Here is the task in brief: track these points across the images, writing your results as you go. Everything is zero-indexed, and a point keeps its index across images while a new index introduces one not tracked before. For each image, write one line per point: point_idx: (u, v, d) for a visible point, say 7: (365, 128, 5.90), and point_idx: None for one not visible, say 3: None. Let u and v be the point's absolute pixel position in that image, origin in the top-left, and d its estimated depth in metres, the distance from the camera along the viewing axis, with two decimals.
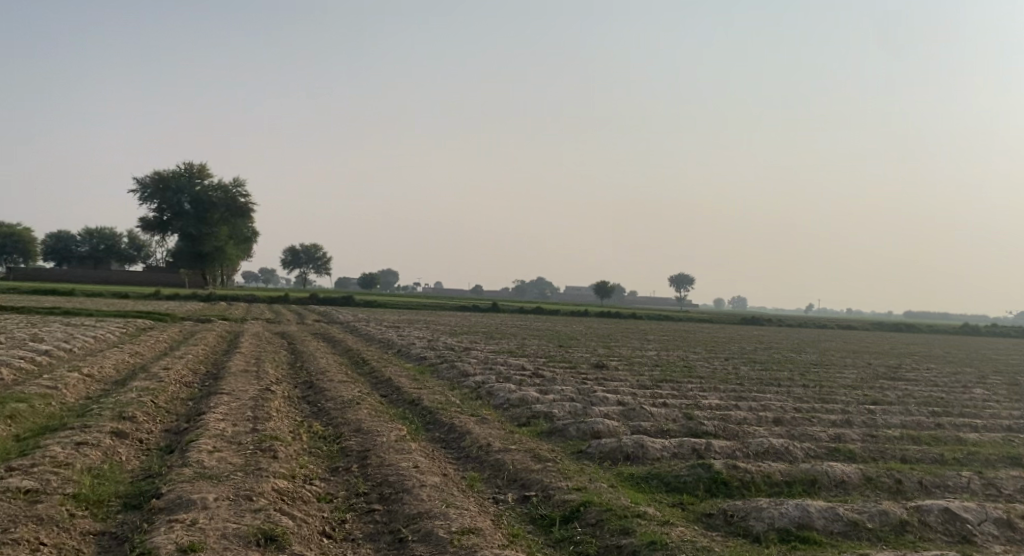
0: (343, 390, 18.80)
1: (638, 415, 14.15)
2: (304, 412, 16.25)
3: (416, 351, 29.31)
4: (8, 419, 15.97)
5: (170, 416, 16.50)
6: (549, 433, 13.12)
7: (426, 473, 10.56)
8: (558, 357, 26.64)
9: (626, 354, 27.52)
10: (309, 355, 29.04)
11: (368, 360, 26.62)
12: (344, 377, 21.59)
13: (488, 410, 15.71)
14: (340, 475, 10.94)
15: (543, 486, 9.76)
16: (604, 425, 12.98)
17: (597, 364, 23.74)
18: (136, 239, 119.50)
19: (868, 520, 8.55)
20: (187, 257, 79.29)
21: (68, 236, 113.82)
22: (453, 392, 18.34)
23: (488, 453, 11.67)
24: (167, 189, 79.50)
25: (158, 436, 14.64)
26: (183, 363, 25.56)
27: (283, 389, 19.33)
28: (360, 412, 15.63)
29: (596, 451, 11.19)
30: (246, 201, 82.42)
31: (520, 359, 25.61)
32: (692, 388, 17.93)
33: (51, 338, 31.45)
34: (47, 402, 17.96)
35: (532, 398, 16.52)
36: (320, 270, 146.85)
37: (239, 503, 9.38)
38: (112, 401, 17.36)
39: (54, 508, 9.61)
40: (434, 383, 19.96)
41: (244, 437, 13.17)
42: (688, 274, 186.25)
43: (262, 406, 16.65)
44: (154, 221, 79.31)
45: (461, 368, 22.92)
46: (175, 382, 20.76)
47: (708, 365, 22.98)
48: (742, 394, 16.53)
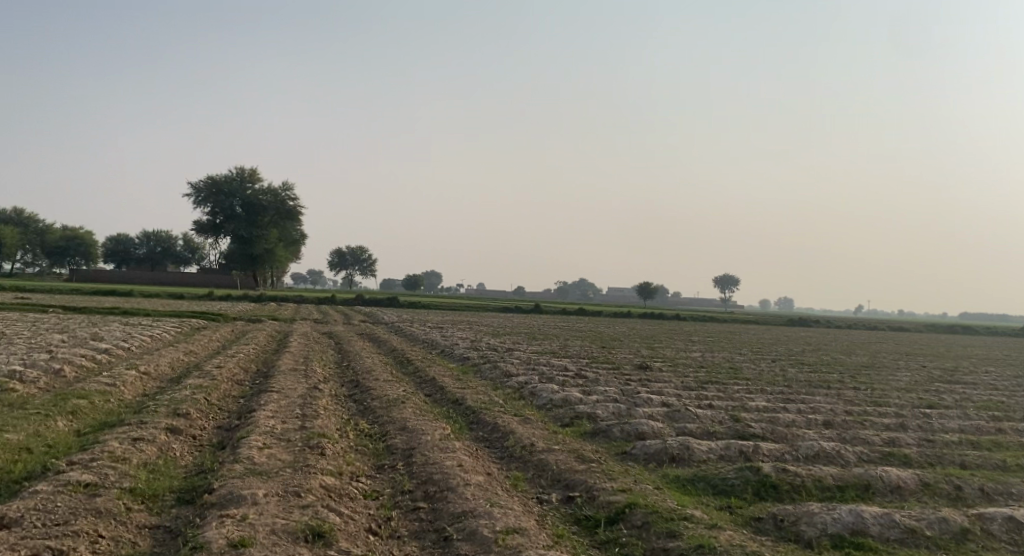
0: (389, 389, 18.87)
1: (683, 417, 13.95)
2: (350, 411, 16.34)
3: (460, 351, 29.34)
4: (69, 415, 16.38)
5: (222, 413, 16.73)
6: (594, 434, 13.00)
7: (470, 472, 10.51)
8: (602, 358, 26.47)
9: (671, 356, 27.20)
10: (355, 355, 29.26)
11: (413, 360, 26.72)
12: (389, 376, 21.67)
13: (532, 410, 15.63)
14: (386, 473, 10.93)
15: (588, 486, 9.64)
16: (649, 426, 12.81)
17: (642, 365, 23.52)
18: (190, 241, 121.89)
19: (926, 527, 8.28)
20: (238, 259, 80.64)
21: (125, 238, 116.57)
22: (496, 392, 18.29)
23: (533, 452, 11.59)
24: (219, 194, 80.89)
25: (210, 432, 14.84)
26: (233, 362, 25.93)
27: (329, 387, 19.48)
28: (405, 411, 15.66)
29: (642, 452, 11.04)
30: (295, 204, 83.52)
31: (563, 360, 25.49)
32: (739, 390, 17.64)
33: (109, 336, 32.20)
34: (104, 399, 18.35)
35: (576, 399, 16.40)
36: (366, 271, 148.28)
37: (288, 499, 9.41)
38: (167, 398, 17.67)
39: (111, 501, 9.76)
40: (478, 383, 19.93)
41: (293, 434, 13.26)
42: (734, 276, 184.09)
43: (310, 404, 16.78)
44: (207, 225, 80.77)
45: (504, 368, 22.87)
46: (226, 381, 21.05)
47: (755, 367, 22.60)
48: (791, 396, 16.21)
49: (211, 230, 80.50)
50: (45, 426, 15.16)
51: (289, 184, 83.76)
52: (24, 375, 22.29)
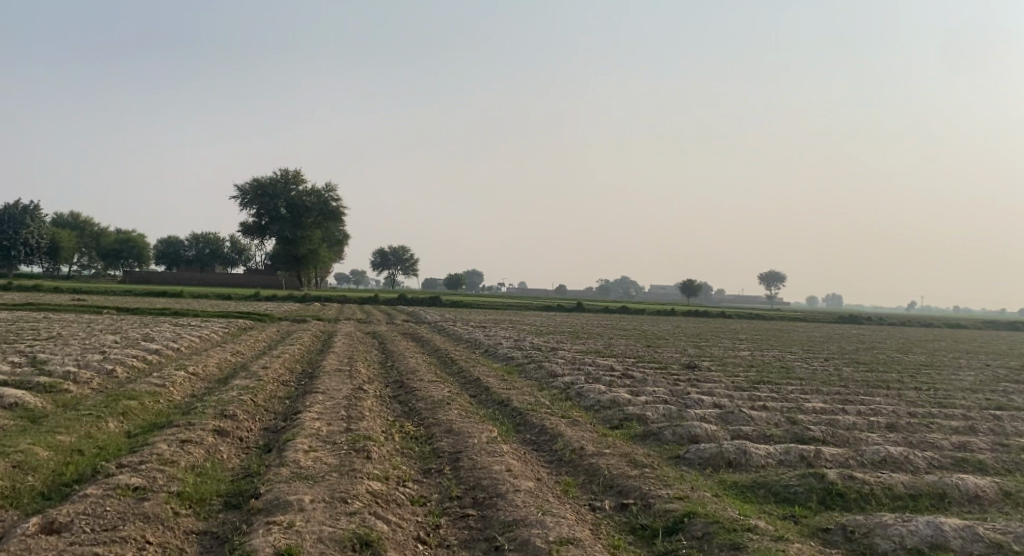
0: (433, 390, 18.66)
1: (736, 419, 13.51)
2: (395, 412, 16.16)
3: (504, 351, 29.12)
4: (120, 416, 16.49)
5: (268, 415, 16.66)
6: (644, 437, 12.64)
7: (520, 477, 10.23)
8: (648, 357, 25.98)
9: (719, 355, 26.60)
10: (399, 355, 29.18)
11: (457, 360, 26.49)
12: (433, 377, 21.49)
13: (580, 412, 15.29)
14: (433, 477, 10.71)
15: (642, 493, 9.30)
16: (702, 429, 12.42)
17: (689, 364, 23.02)
18: (237, 243, 123.56)
19: (1012, 542, 7.80)
20: (283, 260, 81.43)
21: (175, 240, 118.63)
22: (542, 393, 17.96)
23: (583, 456, 11.28)
24: (264, 195, 81.66)
25: (256, 434, 14.76)
26: (279, 362, 25.98)
27: (374, 388, 19.35)
28: (450, 412, 15.42)
29: (696, 456, 10.67)
30: (338, 205, 84.14)
31: (609, 359, 25.05)
32: (794, 390, 17.08)
33: (159, 337, 32.63)
34: (155, 400, 18.47)
35: (624, 400, 16.01)
36: (408, 271, 149.05)
37: (335, 505, 9.21)
38: (215, 399, 17.71)
39: (160, 506, 9.65)
40: (523, 384, 19.63)
41: (338, 436, 13.10)
42: (780, 273, 181.44)
43: (355, 405, 16.64)
44: (253, 226, 81.62)
45: (549, 368, 22.52)
46: (273, 381, 21.07)
47: (808, 366, 21.96)
48: (849, 397, 15.64)
49: (257, 231, 81.38)
50: (96, 427, 15.26)
51: (332, 186, 84.33)
52: (77, 375, 22.59)
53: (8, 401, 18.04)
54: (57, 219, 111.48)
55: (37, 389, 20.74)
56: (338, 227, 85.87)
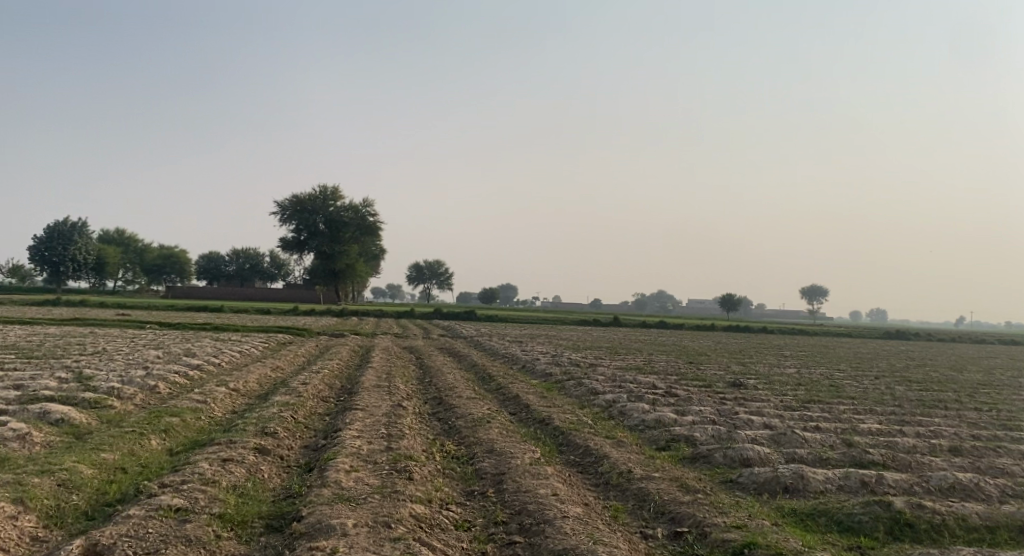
0: (473, 407, 18.39)
1: (789, 442, 13.11)
2: (435, 430, 15.93)
3: (543, 367, 28.81)
4: (162, 433, 16.47)
5: (309, 432, 16.55)
6: (693, 459, 12.32)
7: (567, 502, 9.92)
8: (691, 374, 25.49)
9: (762, 372, 26.04)
10: (437, 370, 29.02)
11: (494, 376, 26.23)
12: (472, 393, 21.26)
13: (625, 432, 14.94)
14: (477, 501, 10.43)
15: (697, 521, 9.08)
16: (754, 452, 12.11)
17: (734, 382, 22.52)
18: (276, 258, 124.83)
19: None
20: (322, 274, 81.95)
21: (217, 256, 120.24)
22: (584, 411, 17.63)
23: (631, 480, 10.93)
24: (303, 211, 82.27)
25: (297, 452, 14.61)
26: (318, 377, 25.93)
27: (413, 405, 19.15)
28: (491, 431, 15.15)
29: (750, 481, 10.52)
30: (376, 220, 84.60)
31: (650, 377, 24.60)
32: (845, 410, 16.57)
33: (201, 352, 32.85)
34: (197, 417, 18.46)
35: (670, 420, 15.63)
36: (443, 285, 149.31)
37: (379, 531, 8.97)
38: (256, 416, 17.65)
39: (201, 528, 9.50)
40: (564, 402, 19.30)
41: (379, 456, 12.88)
42: (821, 287, 178.66)
43: (396, 423, 16.46)
44: (293, 241, 82.25)
45: (590, 385, 22.15)
46: (313, 398, 21.00)
47: (857, 385, 21.31)
48: (906, 417, 15.11)
49: (296, 247, 81.97)
50: (139, 444, 15.25)
51: (369, 201, 84.78)
52: (121, 391, 22.76)
53: (55, 417, 18.20)
54: (104, 235, 113.77)
55: (82, 405, 20.90)
56: (375, 241, 86.30)
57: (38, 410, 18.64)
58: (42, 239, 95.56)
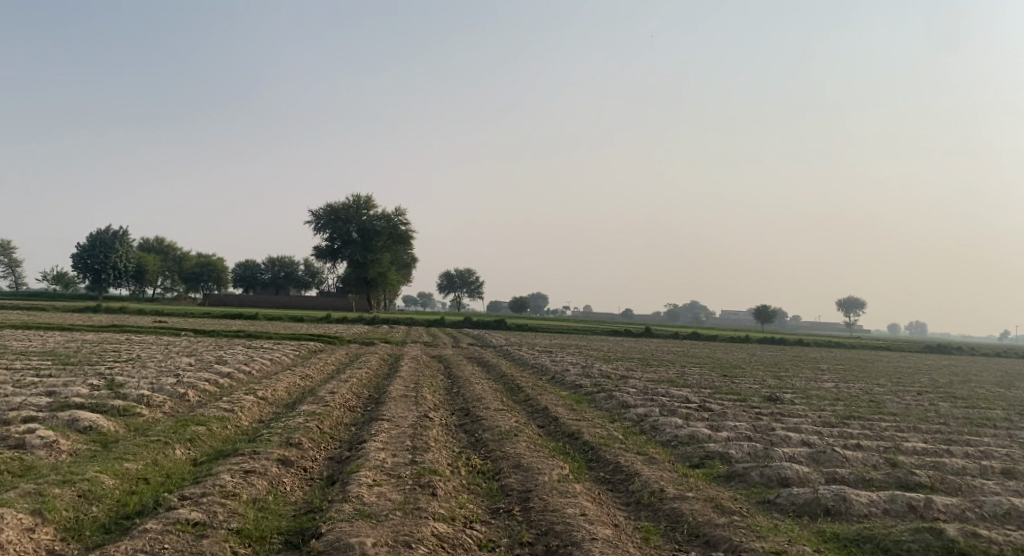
0: (500, 420, 18.02)
1: (829, 461, 12.59)
2: (462, 443, 15.60)
3: (574, 378, 28.38)
4: (187, 442, 16.31)
5: (334, 443, 16.29)
6: (728, 478, 11.85)
7: (595, 523, 9.50)
8: (724, 387, 24.93)
9: (799, 386, 25.41)
10: (465, 380, 28.76)
11: (523, 387, 25.88)
12: (500, 405, 20.89)
13: (656, 448, 14.49)
14: (501, 519, 10.05)
15: (733, 545, 8.70)
16: (793, 471, 11.62)
17: (770, 396, 21.96)
18: (310, 266, 125.63)
19: None
20: (354, 282, 82.16)
21: (253, 264, 121.29)
22: (614, 425, 17.19)
23: (663, 500, 10.48)
24: (337, 220, 82.65)
25: (321, 464, 14.32)
26: (346, 386, 25.75)
27: (440, 416, 18.83)
28: (518, 445, 14.78)
29: (789, 502, 10.07)
30: (408, 229, 84.80)
31: (683, 390, 24.06)
32: (887, 427, 16.02)
33: (232, 360, 32.87)
34: (223, 426, 18.30)
35: (703, 435, 15.16)
36: (474, 294, 149.23)
37: (399, 552, 8.72)
38: (282, 426, 17.43)
39: (218, 545, 9.29)
40: (594, 415, 18.90)
41: (403, 469, 12.56)
42: (858, 299, 176.00)
43: (421, 435, 16.14)
44: (326, 250, 82.63)
45: (620, 398, 21.68)
46: (340, 407, 20.77)
47: (900, 400, 20.64)
48: (952, 436, 14.58)
49: (329, 255, 82.36)
50: (163, 454, 15.06)
51: (402, 210, 84.99)
52: (151, 399, 22.73)
53: (83, 425, 18.16)
54: (143, 243, 115.40)
55: (111, 412, 20.86)
56: (407, 250, 86.48)
57: (67, 418, 18.61)
58: (84, 247, 97.03)
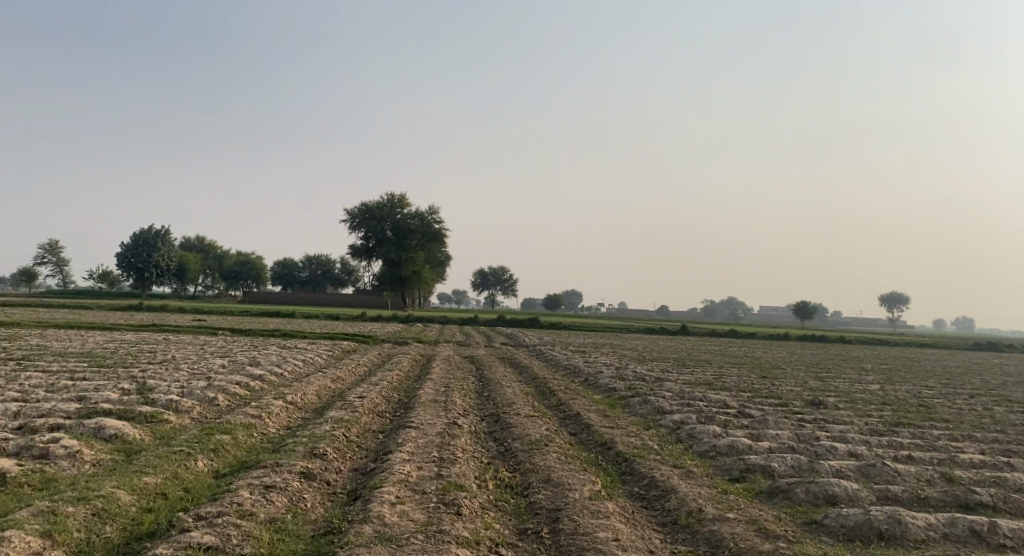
0: (531, 427, 17.44)
1: (879, 476, 11.85)
2: (490, 454, 15.03)
3: (608, 380, 27.72)
4: (211, 452, 15.93)
5: (360, 453, 15.77)
6: (771, 494, 11.18)
7: (629, 551, 8.94)
8: (765, 391, 24.12)
9: (842, 388, 24.54)
10: (497, 383, 28.24)
11: (556, 391, 25.27)
12: (531, 411, 20.29)
13: (694, 460, 13.81)
14: (529, 542, 9.49)
15: None
16: (841, 488, 10.91)
17: (812, 401, 21.17)
18: (345, 264, 126.05)
19: None
20: (389, 281, 81.99)
21: (290, 262, 122.01)
22: (649, 434, 16.51)
23: (702, 521, 9.81)
24: (372, 219, 82.70)
25: (345, 476, 13.79)
26: (376, 389, 25.34)
27: (469, 423, 18.29)
28: (549, 456, 14.17)
29: (838, 524, 9.44)
30: (441, 227, 84.66)
31: (721, 393, 23.28)
32: (941, 438, 15.23)
33: (265, 361, 32.67)
34: (249, 434, 17.92)
35: (744, 446, 14.45)
36: (508, 291, 148.84)
37: None
38: (308, 434, 16.99)
39: None
40: (629, 421, 18.23)
41: (428, 484, 12.01)
42: (901, 295, 172.63)
43: (449, 445, 15.58)
44: (361, 248, 82.66)
45: (656, 402, 20.97)
46: (368, 413, 20.28)
47: (950, 405, 19.76)
48: (1010, 447, 13.84)
49: (364, 254, 82.43)
50: (184, 466, 14.66)
51: (435, 208, 84.88)
52: (179, 404, 22.46)
53: (109, 433, 17.93)
54: (185, 241, 117.00)
55: (139, 419, 20.60)
56: (440, 249, 86.22)
57: (93, 425, 18.35)
58: (127, 246, 98.23)
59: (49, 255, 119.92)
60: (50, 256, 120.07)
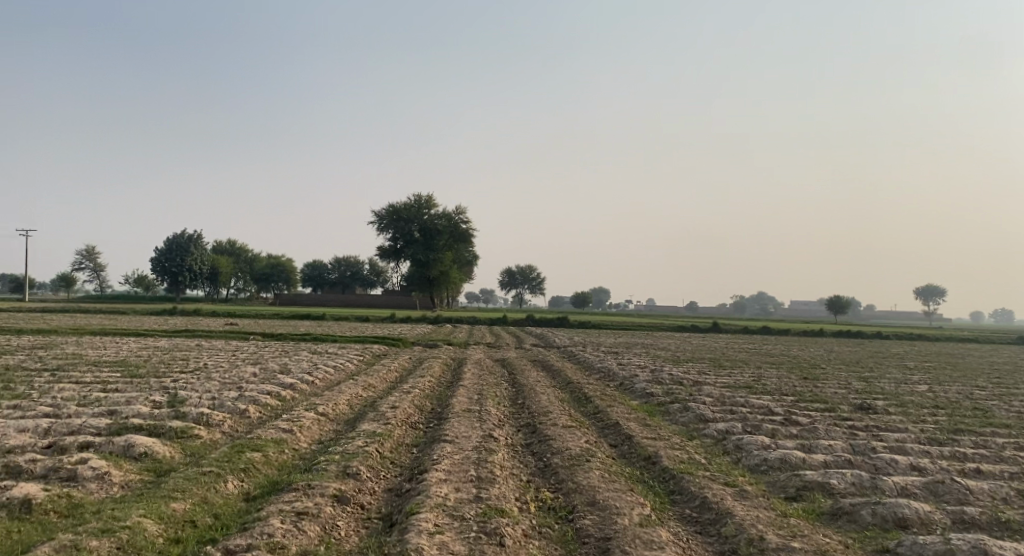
0: (570, 440, 16.78)
1: (950, 494, 11.14)
2: (529, 471, 14.37)
3: (644, 385, 26.94)
4: (241, 473, 15.42)
5: (394, 471, 15.18)
6: (834, 516, 10.47)
7: None
8: (809, 394, 23.23)
9: (889, 390, 23.62)
10: (530, 389, 27.58)
11: (592, 397, 24.56)
12: (569, 420, 19.63)
13: (746, 477, 13.08)
14: None
15: None
16: (912, 510, 10.20)
17: (860, 405, 20.32)
18: (374, 266, 126.15)
19: None
20: (417, 281, 81.66)
21: (320, 264, 122.38)
22: (695, 446, 15.76)
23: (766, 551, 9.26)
24: (399, 220, 82.58)
25: (379, 499, 13.21)
26: (408, 398, 24.79)
27: (505, 436, 17.66)
28: (592, 473, 13.50)
29: None
30: (468, 228, 84.35)
31: (764, 398, 22.46)
32: (1006, 447, 14.37)
33: (295, 368, 32.21)
34: (280, 450, 17.41)
35: (797, 459, 13.71)
36: (536, 290, 148.34)
37: None
38: (339, 450, 16.42)
39: None
40: (672, 431, 17.48)
41: (467, 509, 11.38)
42: (937, 288, 169.73)
43: (485, 461, 14.94)
44: (389, 250, 82.48)
45: (698, 409, 20.20)
46: (400, 425, 19.71)
47: (1008, 409, 18.83)
48: None
49: (392, 255, 82.33)
50: (213, 489, 14.15)
51: (462, 208, 84.64)
52: (210, 418, 22.04)
53: (138, 451, 17.53)
54: (216, 246, 117.81)
55: (169, 435, 20.20)
56: (468, 249, 85.80)
57: (122, 443, 17.96)
58: (161, 251, 99.58)
59: (87, 261, 121.41)
60: (87, 263, 121.60)
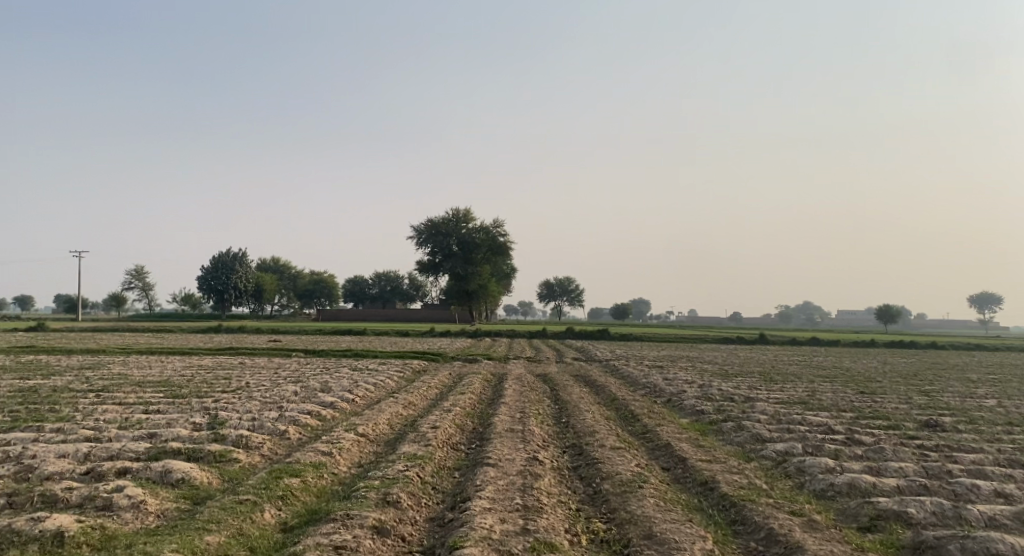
0: (620, 463, 15.95)
1: None
2: (579, 499, 13.57)
3: (693, 401, 25.96)
4: (278, 501, 14.85)
5: (436, 498, 14.48)
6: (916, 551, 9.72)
7: None
8: (868, 410, 22.10)
9: (954, 405, 22.40)
10: (573, 407, 26.75)
11: (640, 415, 23.69)
12: (617, 441, 18.77)
13: (812, 504, 12.19)
14: None
15: None
16: (1005, 546, 9.52)
17: (926, 422, 19.18)
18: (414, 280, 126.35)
19: None
20: (456, 295, 81.18)
21: (361, 280, 122.87)
22: (753, 469, 14.85)
23: None
24: (437, 234, 82.32)
25: (421, 530, 12.56)
26: (449, 417, 24.10)
27: (551, 459, 16.85)
28: (647, 501, 12.64)
29: None
30: (507, 241, 83.79)
31: (822, 415, 21.38)
32: None
33: (335, 386, 31.73)
34: (319, 475, 16.80)
35: (866, 483, 12.77)
36: (575, 302, 147.15)
37: None
38: (379, 475, 15.74)
39: None
40: (728, 453, 16.58)
41: (514, 543, 10.63)
42: (991, 296, 165.14)
43: (531, 487, 14.19)
44: (428, 265, 82.20)
45: (752, 428, 19.22)
46: (441, 447, 19.01)
47: None
48: None
49: (431, 270, 82.10)
50: (249, 519, 13.60)
51: (500, 222, 84.17)
52: (249, 441, 21.57)
53: (175, 477, 17.09)
54: (260, 263, 118.91)
55: (208, 459, 19.76)
56: (506, 262, 85.17)
57: (159, 469, 17.52)
58: (207, 270, 100.60)
59: (136, 280, 123.26)
60: (136, 282, 123.36)
